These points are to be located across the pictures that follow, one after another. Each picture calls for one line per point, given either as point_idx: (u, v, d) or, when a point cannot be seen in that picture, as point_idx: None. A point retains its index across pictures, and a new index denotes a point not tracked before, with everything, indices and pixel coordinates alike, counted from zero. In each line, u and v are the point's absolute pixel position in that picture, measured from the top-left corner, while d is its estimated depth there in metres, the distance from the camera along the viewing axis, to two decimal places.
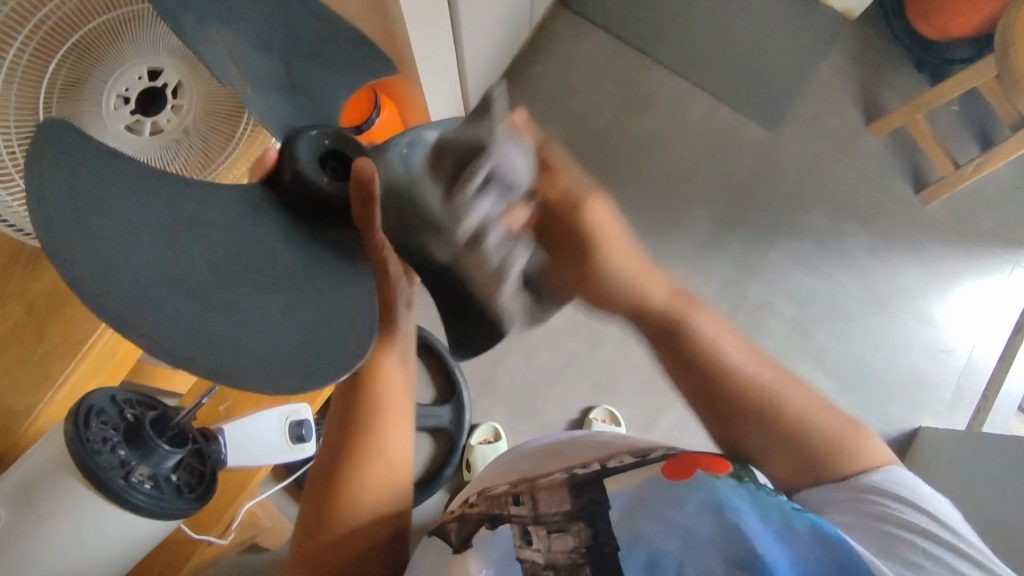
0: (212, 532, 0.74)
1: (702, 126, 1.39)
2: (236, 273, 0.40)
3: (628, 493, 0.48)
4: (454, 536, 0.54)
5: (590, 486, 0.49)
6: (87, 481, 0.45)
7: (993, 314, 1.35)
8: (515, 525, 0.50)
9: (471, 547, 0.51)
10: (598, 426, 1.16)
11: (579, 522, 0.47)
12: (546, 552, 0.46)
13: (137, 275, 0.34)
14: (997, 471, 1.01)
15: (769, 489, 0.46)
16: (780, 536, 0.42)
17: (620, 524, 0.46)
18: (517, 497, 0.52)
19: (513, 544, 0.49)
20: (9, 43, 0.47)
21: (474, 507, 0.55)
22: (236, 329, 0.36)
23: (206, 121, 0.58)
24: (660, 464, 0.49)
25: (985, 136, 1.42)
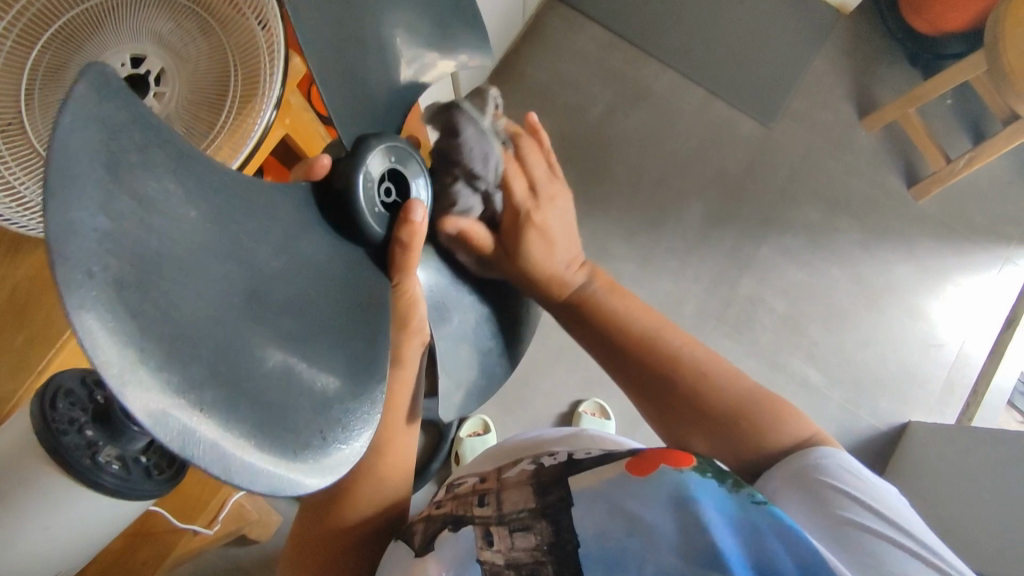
0: (197, 523, 0.74)
1: (696, 121, 1.38)
2: (257, 305, 0.35)
3: (588, 489, 0.48)
4: (417, 537, 0.52)
5: (556, 484, 0.50)
6: (53, 463, 0.44)
7: (985, 309, 1.35)
8: (477, 526, 0.50)
9: (432, 551, 0.49)
10: (587, 419, 1.17)
11: (542, 521, 0.47)
12: (507, 552, 0.46)
13: (185, 310, 0.29)
14: (987, 465, 1.01)
15: (738, 486, 0.46)
16: (735, 530, 0.41)
17: (581, 521, 0.45)
18: (483, 498, 0.52)
19: (473, 545, 0.48)
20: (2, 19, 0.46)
21: (440, 508, 0.55)
22: (278, 385, 0.32)
23: (188, 109, 0.58)
24: (624, 461, 0.49)
25: (977, 131, 1.42)
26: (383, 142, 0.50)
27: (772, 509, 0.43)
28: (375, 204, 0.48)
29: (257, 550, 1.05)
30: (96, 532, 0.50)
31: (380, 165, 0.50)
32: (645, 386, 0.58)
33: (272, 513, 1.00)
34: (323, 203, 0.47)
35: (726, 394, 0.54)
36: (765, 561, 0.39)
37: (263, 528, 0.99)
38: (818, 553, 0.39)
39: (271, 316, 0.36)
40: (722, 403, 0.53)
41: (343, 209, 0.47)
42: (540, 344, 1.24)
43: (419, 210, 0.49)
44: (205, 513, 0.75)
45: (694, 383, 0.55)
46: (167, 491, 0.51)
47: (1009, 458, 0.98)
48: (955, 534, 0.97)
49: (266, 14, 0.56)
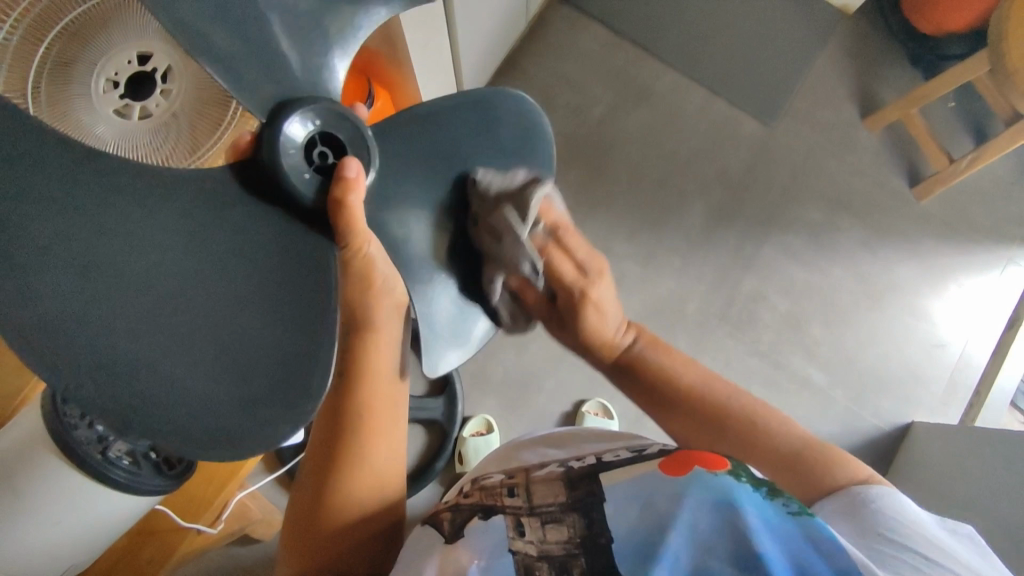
0: (200, 521, 0.74)
1: (698, 120, 1.39)
2: (195, 290, 0.37)
3: (623, 488, 0.48)
4: (447, 525, 0.53)
5: (587, 479, 0.50)
6: (62, 455, 0.45)
7: (987, 309, 1.35)
8: (508, 517, 0.49)
9: (462, 537, 0.50)
10: (592, 419, 1.17)
11: (573, 514, 0.47)
12: (539, 543, 0.46)
13: (107, 329, 0.33)
14: (992, 465, 1.01)
15: (769, 488, 0.46)
16: (775, 533, 0.41)
17: (615, 517, 0.45)
18: (512, 489, 0.52)
19: (506, 536, 0.48)
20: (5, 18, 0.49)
21: (468, 497, 0.55)
22: (216, 348, 0.36)
23: (195, 106, 0.58)
24: (659, 461, 0.49)
25: (979, 131, 1.42)
26: (301, 103, 0.44)
27: (813, 522, 0.43)
28: (304, 170, 0.44)
29: (260, 550, 1.05)
30: (103, 530, 0.50)
31: (303, 130, 0.44)
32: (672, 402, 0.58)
33: (276, 512, 1.00)
34: (250, 186, 0.43)
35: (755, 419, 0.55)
36: (805, 564, 0.40)
37: (267, 526, 0.99)
38: (852, 565, 0.39)
39: (211, 299, 0.37)
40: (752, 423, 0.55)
41: (274, 186, 0.43)
42: (543, 343, 1.24)
43: (353, 164, 0.45)
44: (209, 512, 0.74)
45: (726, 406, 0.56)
46: (178, 486, 0.51)
47: (1013, 457, 0.98)
48: None
49: None
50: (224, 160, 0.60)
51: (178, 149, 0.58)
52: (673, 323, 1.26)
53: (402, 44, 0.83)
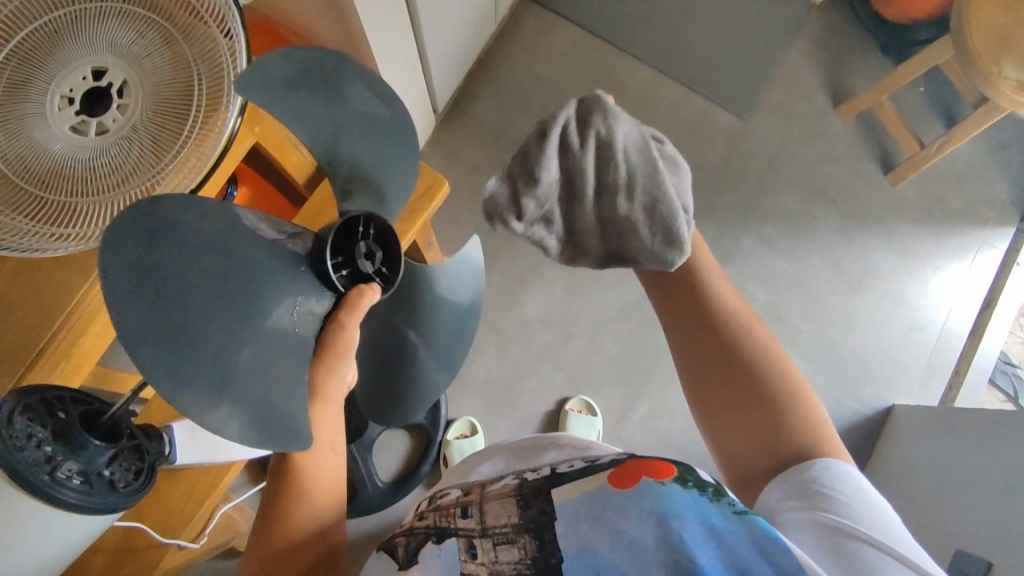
0: (182, 536, 0.73)
1: (672, 115, 1.39)
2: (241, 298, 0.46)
3: (573, 502, 0.48)
4: (402, 551, 0.53)
5: (539, 496, 0.50)
6: (9, 479, 0.43)
7: (965, 291, 1.37)
8: (461, 539, 0.50)
9: (416, 564, 0.51)
10: (575, 416, 1.17)
11: (525, 535, 0.47)
12: (490, 564, 0.46)
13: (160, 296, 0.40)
14: (969, 447, 1.02)
15: (714, 490, 0.47)
16: (714, 541, 0.43)
17: (564, 535, 0.46)
18: (465, 509, 0.52)
19: (457, 559, 0.49)
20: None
21: (422, 520, 0.54)
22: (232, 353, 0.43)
23: (151, 119, 0.58)
24: (607, 473, 0.49)
25: (949, 115, 1.44)
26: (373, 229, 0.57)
27: (756, 521, 0.44)
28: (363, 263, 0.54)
29: None
30: (60, 551, 0.49)
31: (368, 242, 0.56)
32: (705, 354, 0.60)
33: None
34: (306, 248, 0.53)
35: (745, 337, 0.59)
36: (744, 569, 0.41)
37: None
38: (796, 562, 0.41)
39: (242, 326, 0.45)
40: (746, 379, 0.57)
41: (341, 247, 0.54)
42: (525, 342, 1.24)
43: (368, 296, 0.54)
44: (190, 527, 0.73)
45: (776, 371, 0.57)
46: (136, 502, 0.51)
47: (990, 439, 0.99)
48: (942, 517, 0.98)
49: (229, 23, 0.57)
50: (188, 172, 0.58)
51: (142, 161, 0.57)
52: (655, 319, 1.27)
53: (365, 50, 0.84)
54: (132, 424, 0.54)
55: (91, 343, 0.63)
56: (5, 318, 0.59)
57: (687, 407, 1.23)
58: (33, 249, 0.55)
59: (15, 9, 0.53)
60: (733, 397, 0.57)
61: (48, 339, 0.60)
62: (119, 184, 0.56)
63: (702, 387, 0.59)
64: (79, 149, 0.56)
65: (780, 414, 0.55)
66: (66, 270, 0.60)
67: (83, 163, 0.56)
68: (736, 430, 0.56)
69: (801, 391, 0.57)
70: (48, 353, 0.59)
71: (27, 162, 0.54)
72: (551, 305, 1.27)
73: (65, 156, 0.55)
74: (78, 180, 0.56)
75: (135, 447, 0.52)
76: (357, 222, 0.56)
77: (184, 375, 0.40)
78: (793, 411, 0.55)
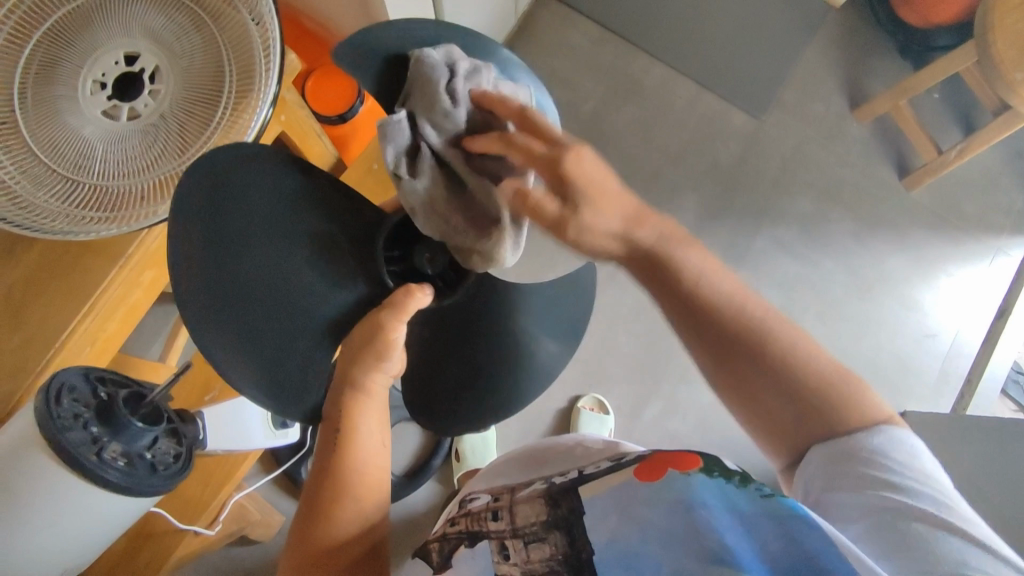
0: (198, 523, 0.73)
1: (688, 114, 1.39)
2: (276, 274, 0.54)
3: (600, 498, 0.48)
4: (436, 557, 0.55)
5: (567, 495, 0.50)
6: (56, 457, 0.44)
7: (978, 298, 1.37)
8: (492, 541, 0.50)
9: (451, 567, 0.52)
10: (587, 414, 1.18)
11: (555, 532, 0.47)
12: (524, 563, 0.47)
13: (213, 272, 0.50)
14: (982, 453, 1.03)
15: (738, 479, 0.46)
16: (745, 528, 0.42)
17: (595, 528, 0.46)
18: (496, 512, 0.53)
19: (490, 560, 0.49)
20: (31, 29, 0.52)
21: (454, 526, 0.56)
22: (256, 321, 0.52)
23: (182, 105, 0.58)
24: (632, 469, 0.49)
25: (967, 122, 1.43)
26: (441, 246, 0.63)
27: (785, 503, 0.43)
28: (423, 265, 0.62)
29: (258, 550, 1.06)
30: (97, 535, 0.49)
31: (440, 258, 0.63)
32: (708, 340, 0.54)
33: (273, 514, 1.00)
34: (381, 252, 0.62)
35: (740, 305, 0.54)
36: (775, 559, 0.40)
37: (266, 526, 0.99)
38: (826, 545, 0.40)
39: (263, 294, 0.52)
40: (755, 353, 0.53)
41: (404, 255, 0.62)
42: None
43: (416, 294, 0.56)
44: (206, 514, 0.74)
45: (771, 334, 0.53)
46: (175, 486, 0.51)
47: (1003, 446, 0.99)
48: None
49: (260, 13, 0.57)
50: None
51: (169, 148, 0.57)
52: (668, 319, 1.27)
53: None
54: (169, 409, 0.53)
55: (115, 327, 0.64)
56: (36, 299, 0.59)
57: (698, 406, 1.23)
58: (65, 233, 0.55)
59: (31, 5, 0.52)
60: (769, 402, 0.53)
61: (72, 324, 0.59)
62: (150, 170, 0.57)
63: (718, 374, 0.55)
64: (110, 134, 0.56)
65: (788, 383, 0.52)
66: (98, 254, 0.61)
67: (115, 148, 0.56)
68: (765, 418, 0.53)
69: (823, 360, 0.52)
70: (73, 338, 0.59)
71: (60, 147, 0.54)
72: None
73: (97, 141, 0.55)
74: (109, 165, 0.56)
75: (172, 432, 0.52)
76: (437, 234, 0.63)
77: (207, 305, 0.49)
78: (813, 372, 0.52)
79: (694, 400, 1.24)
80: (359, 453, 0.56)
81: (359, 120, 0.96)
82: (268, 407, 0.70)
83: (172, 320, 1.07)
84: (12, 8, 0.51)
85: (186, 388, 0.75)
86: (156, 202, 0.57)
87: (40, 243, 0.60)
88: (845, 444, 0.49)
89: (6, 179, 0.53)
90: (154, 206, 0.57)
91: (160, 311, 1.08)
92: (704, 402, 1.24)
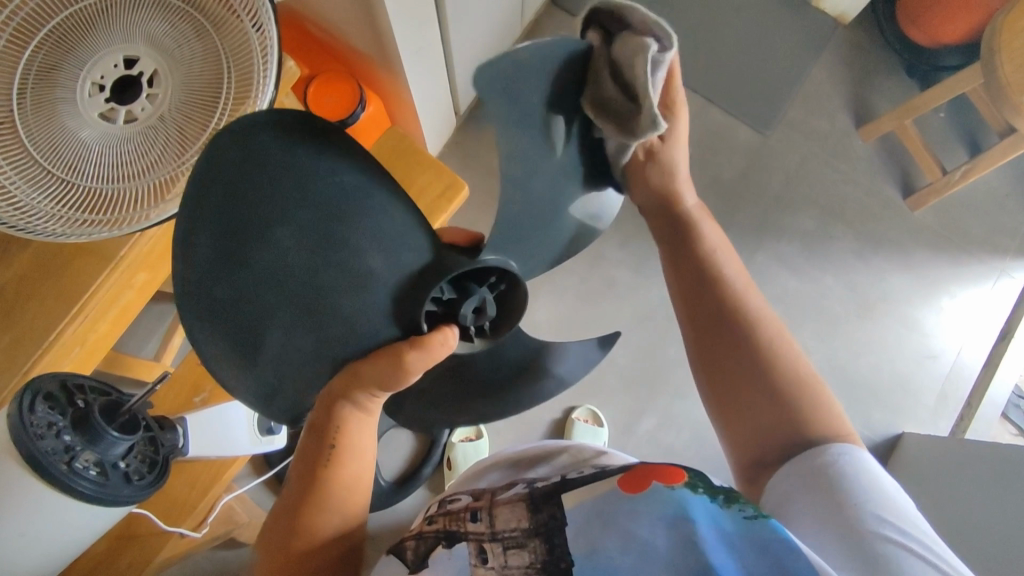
0: (183, 525, 0.73)
1: (693, 128, 1.39)
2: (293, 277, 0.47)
3: (583, 508, 0.47)
4: (411, 554, 0.53)
5: (549, 501, 0.49)
6: (26, 466, 0.44)
7: (980, 321, 1.35)
8: (471, 543, 0.49)
9: (427, 567, 0.50)
10: (581, 427, 1.17)
11: (535, 539, 0.47)
12: (501, 569, 0.46)
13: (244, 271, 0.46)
14: (978, 479, 1.01)
15: (723, 496, 0.46)
16: (727, 544, 0.42)
17: (575, 539, 0.45)
18: (476, 513, 0.52)
19: (468, 562, 0.48)
20: (33, 32, 0.53)
21: (431, 524, 0.54)
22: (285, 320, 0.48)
23: (180, 110, 0.58)
24: (616, 478, 0.49)
25: (973, 143, 1.42)
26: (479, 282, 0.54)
27: (770, 524, 0.43)
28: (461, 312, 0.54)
29: None
30: (70, 543, 0.49)
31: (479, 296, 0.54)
32: (721, 350, 0.57)
33: (261, 517, 1.00)
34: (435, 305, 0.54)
35: (779, 358, 0.55)
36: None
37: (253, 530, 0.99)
38: (807, 563, 0.40)
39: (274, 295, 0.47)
40: (776, 393, 0.54)
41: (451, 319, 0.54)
42: None
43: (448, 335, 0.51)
44: (193, 516, 0.73)
45: (800, 394, 0.53)
46: (148, 496, 0.51)
47: (999, 473, 0.98)
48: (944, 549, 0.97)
49: (262, 19, 0.57)
50: None
51: (167, 152, 0.58)
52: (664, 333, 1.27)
53: (393, 52, 0.86)
54: (149, 417, 0.53)
55: (107, 328, 0.64)
56: (24, 300, 0.59)
57: (694, 421, 1.23)
58: (58, 234, 0.55)
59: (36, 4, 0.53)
60: (746, 398, 0.55)
61: (62, 324, 0.59)
62: (146, 173, 0.57)
63: (717, 361, 0.57)
64: (108, 136, 0.56)
65: (779, 434, 0.53)
66: (87, 256, 0.61)
67: (112, 151, 0.56)
68: (736, 413, 0.55)
69: (832, 429, 0.53)
70: (64, 337, 0.59)
71: (58, 148, 0.55)
72: (562, 313, 1.27)
73: (94, 143, 0.56)
74: (104, 167, 0.56)
75: (150, 440, 0.52)
76: (489, 274, 0.54)
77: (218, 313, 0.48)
78: (816, 430, 0.52)
79: (691, 414, 1.23)
80: (351, 459, 0.55)
81: (359, 125, 0.98)
82: (255, 414, 0.69)
83: (168, 320, 1.08)
84: (19, 6, 0.51)
85: (172, 391, 0.75)
86: (150, 206, 0.57)
87: (33, 245, 0.60)
88: (816, 468, 0.50)
89: (3, 181, 0.53)
90: (148, 210, 0.57)
91: (156, 310, 1.08)
92: (699, 416, 1.23)
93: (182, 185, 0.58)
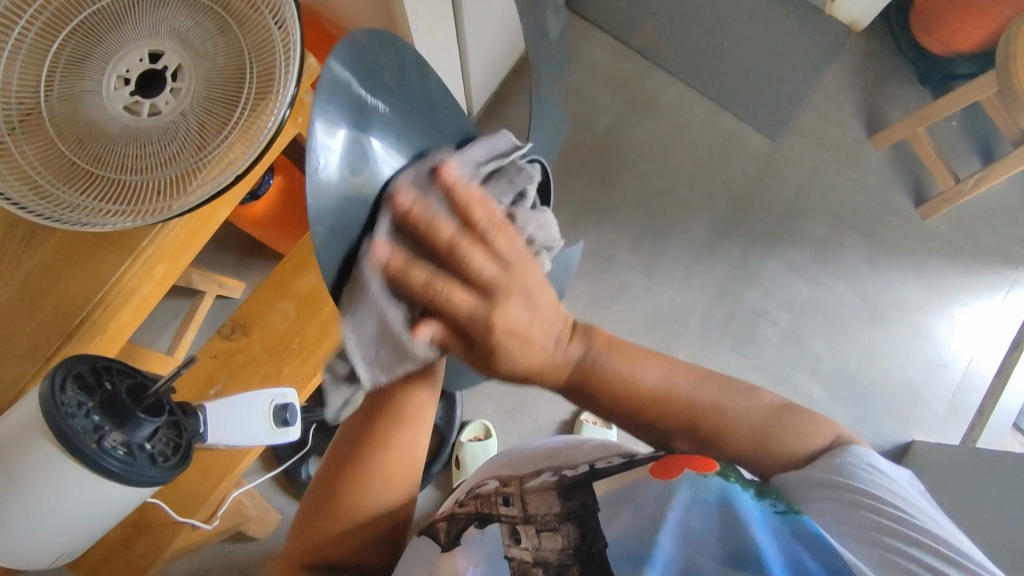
0: (196, 516, 0.73)
1: (704, 133, 1.40)
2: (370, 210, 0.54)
3: (614, 495, 0.49)
4: (443, 535, 0.53)
5: (579, 489, 0.50)
6: (57, 442, 0.45)
7: (992, 330, 1.35)
8: (504, 525, 0.49)
9: (459, 546, 0.50)
10: (590, 428, 1.17)
11: (568, 523, 0.47)
12: (535, 550, 0.46)
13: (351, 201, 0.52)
14: (988, 488, 1.01)
15: (754, 488, 0.47)
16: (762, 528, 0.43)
17: (609, 523, 0.46)
18: (507, 499, 0.52)
19: (501, 543, 0.48)
20: (60, 30, 0.55)
21: (462, 508, 0.54)
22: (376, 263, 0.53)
23: (203, 104, 0.59)
24: (648, 467, 0.50)
25: (985, 151, 1.42)
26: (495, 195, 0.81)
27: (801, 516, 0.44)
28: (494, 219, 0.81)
29: (254, 548, 1.07)
30: (93, 523, 0.50)
31: None
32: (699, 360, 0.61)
33: (272, 511, 1.01)
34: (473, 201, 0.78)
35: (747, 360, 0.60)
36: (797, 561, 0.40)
37: (262, 525, 0.99)
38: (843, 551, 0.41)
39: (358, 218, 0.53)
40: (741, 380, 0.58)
41: None
42: None
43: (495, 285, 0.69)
44: (205, 508, 0.74)
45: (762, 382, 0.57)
46: (172, 480, 0.51)
47: (1010, 481, 0.98)
48: None
49: (283, 16, 0.58)
50: (230, 160, 0.58)
51: (187, 146, 0.58)
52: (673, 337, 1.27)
53: (411, 52, 0.87)
54: (172, 402, 0.54)
55: (128, 319, 0.65)
56: (47, 287, 0.60)
57: None
58: (82, 224, 0.56)
59: (62, 1, 0.54)
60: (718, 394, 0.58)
61: (85, 313, 0.60)
62: (167, 166, 0.57)
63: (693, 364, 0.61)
64: (133, 129, 0.57)
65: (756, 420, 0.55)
66: (109, 246, 0.62)
67: (137, 144, 0.57)
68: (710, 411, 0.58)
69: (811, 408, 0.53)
70: (85, 326, 0.60)
71: (82, 139, 0.56)
72: (571, 315, 1.27)
73: (119, 135, 0.57)
74: (128, 158, 0.57)
75: (174, 425, 0.53)
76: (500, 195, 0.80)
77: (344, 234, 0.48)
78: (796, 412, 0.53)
79: None
80: (414, 429, 0.61)
81: None
82: (272, 405, 0.68)
83: (182, 315, 1.09)
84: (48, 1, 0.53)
85: (188, 384, 0.75)
86: (173, 198, 0.57)
87: (59, 232, 0.61)
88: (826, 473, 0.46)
89: (28, 168, 0.55)
90: (170, 201, 0.57)
91: (171, 305, 1.10)
92: None
93: (202, 177, 0.58)
